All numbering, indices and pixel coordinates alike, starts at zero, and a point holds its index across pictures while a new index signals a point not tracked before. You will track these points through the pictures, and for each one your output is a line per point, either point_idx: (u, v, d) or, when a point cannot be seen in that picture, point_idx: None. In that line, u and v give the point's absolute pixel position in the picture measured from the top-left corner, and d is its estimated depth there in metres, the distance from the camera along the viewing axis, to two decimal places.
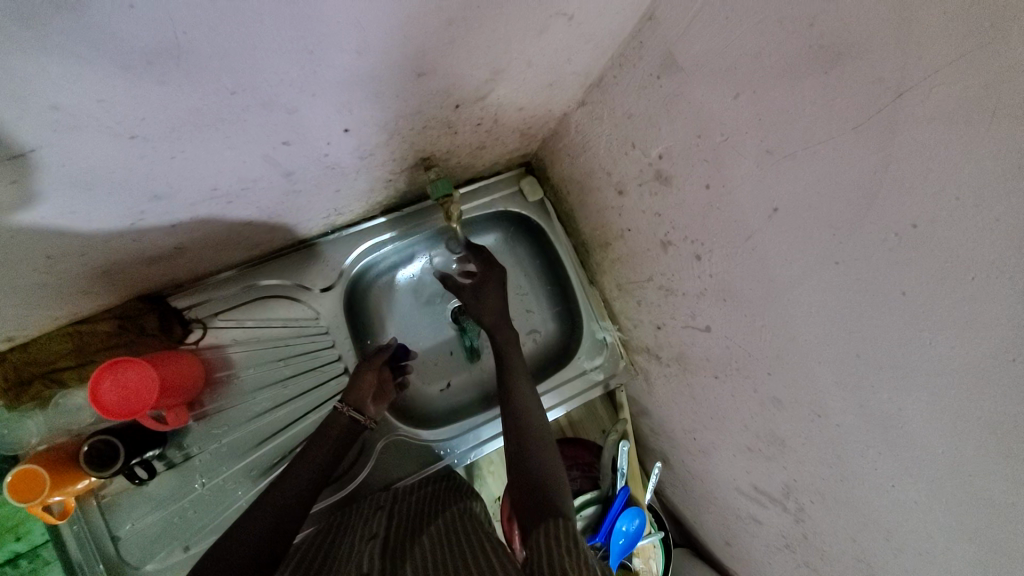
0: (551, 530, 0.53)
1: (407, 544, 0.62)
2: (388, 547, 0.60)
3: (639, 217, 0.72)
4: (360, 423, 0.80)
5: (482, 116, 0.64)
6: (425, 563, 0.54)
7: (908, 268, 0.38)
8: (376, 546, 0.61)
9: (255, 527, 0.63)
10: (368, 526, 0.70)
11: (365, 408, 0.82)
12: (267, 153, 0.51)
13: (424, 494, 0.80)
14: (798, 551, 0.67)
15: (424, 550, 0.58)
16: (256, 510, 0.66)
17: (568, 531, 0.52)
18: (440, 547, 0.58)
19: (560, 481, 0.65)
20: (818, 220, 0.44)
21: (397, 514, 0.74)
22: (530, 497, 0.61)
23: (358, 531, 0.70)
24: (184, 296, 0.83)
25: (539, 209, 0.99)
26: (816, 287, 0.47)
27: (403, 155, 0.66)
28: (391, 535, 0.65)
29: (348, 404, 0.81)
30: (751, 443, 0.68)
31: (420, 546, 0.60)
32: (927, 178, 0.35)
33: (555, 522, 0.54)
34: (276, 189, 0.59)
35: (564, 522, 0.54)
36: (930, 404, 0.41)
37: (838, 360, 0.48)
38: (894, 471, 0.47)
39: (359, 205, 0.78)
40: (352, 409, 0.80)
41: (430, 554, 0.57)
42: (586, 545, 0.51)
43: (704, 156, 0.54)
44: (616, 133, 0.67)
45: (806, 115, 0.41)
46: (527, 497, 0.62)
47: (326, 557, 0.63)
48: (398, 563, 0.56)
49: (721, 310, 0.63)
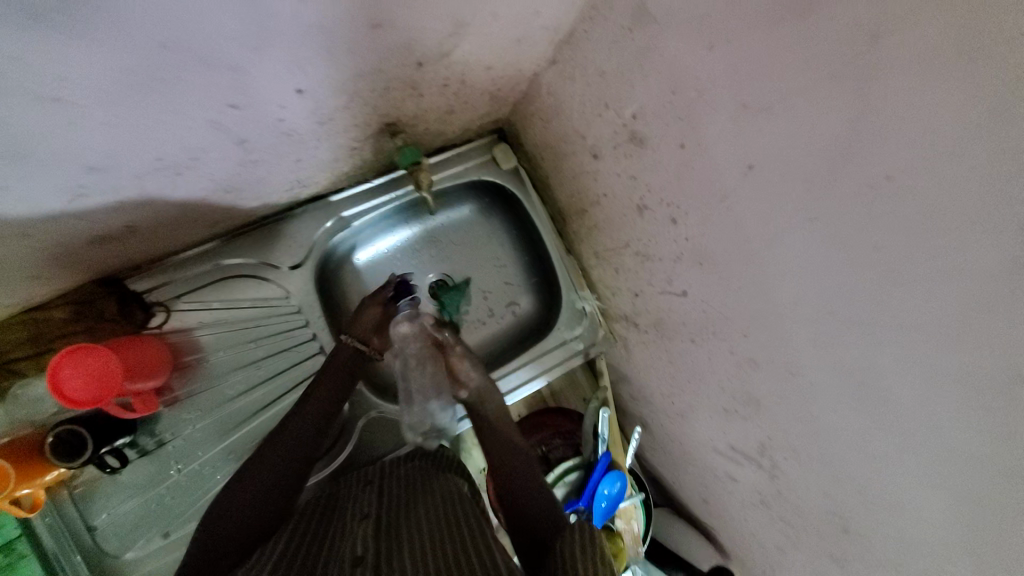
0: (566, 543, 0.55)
1: (401, 522, 0.62)
2: (381, 527, 0.60)
3: (614, 181, 0.70)
4: (366, 353, 0.83)
5: (448, 76, 0.60)
6: (423, 549, 0.54)
7: (880, 221, 0.38)
8: (369, 525, 0.61)
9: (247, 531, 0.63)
10: (359, 504, 0.70)
11: (370, 339, 0.84)
12: (215, 118, 0.47)
13: (411, 466, 0.81)
14: (773, 505, 0.70)
15: (419, 532, 0.58)
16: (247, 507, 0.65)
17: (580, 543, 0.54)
18: (437, 529, 0.59)
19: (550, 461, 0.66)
20: (792, 176, 0.43)
21: (387, 488, 0.73)
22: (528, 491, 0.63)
23: (351, 507, 0.70)
24: (142, 279, 0.79)
25: (515, 178, 0.96)
26: (791, 246, 0.47)
27: (366, 121, 0.62)
28: (384, 513, 0.65)
29: (353, 334, 0.82)
30: (727, 404, 0.70)
31: (413, 525, 0.60)
32: (902, 127, 0.34)
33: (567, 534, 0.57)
34: (230, 158, 0.55)
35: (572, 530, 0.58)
36: (901, 358, 0.42)
37: (811, 318, 0.49)
38: (864, 424, 0.49)
39: (324, 176, 0.74)
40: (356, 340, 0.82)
41: (425, 538, 0.57)
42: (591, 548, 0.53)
43: (678, 114, 0.52)
44: (590, 94, 0.65)
45: (781, 64, 0.40)
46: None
47: (318, 537, 0.63)
48: (395, 545, 0.56)
49: (697, 274, 0.63)
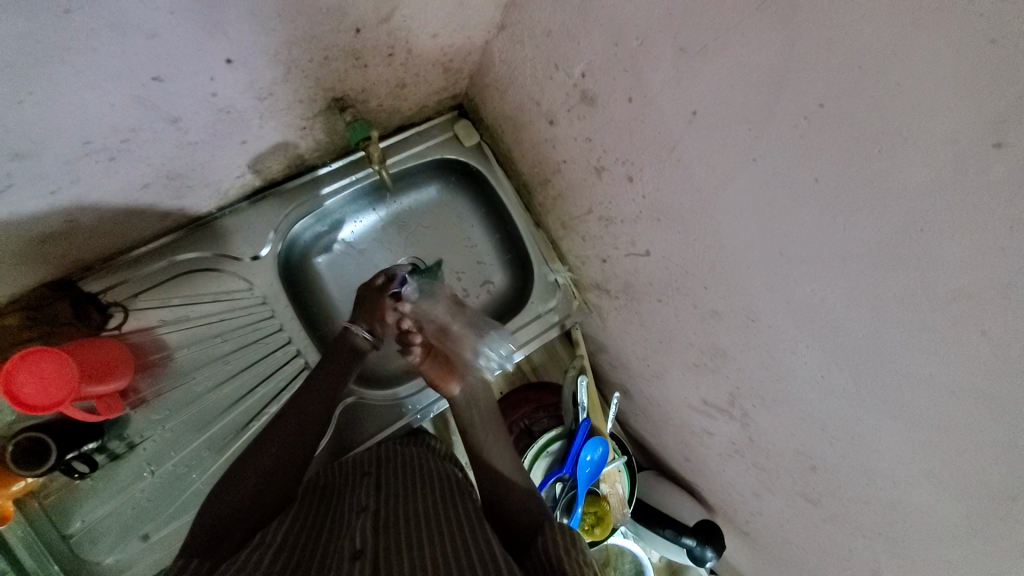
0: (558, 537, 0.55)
1: (399, 515, 0.61)
2: (380, 522, 0.59)
3: (571, 145, 0.69)
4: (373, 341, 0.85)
5: (392, 43, 0.59)
6: (425, 548, 0.53)
7: (817, 151, 0.38)
8: (369, 519, 0.60)
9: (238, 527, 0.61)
10: (357, 495, 0.68)
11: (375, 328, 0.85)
12: (139, 93, 0.45)
13: (409, 457, 0.80)
14: (747, 454, 0.72)
15: (419, 530, 0.57)
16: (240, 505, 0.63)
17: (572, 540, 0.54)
18: (438, 529, 0.58)
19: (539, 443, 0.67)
20: (734, 117, 0.43)
21: (383, 479, 0.73)
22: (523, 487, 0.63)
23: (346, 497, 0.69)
24: (96, 280, 0.77)
25: (477, 154, 0.95)
26: (739, 190, 0.47)
27: (310, 96, 0.61)
28: (382, 504, 0.65)
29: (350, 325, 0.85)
30: (697, 359, 0.71)
31: (412, 520, 0.60)
32: (830, 51, 0.34)
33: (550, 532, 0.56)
34: (168, 139, 0.53)
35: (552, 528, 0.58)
36: (848, 290, 0.43)
37: (764, 261, 0.49)
38: (820, 361, 0.50)
39: (277, 160, 0.72)
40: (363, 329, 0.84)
41: (427, 536, 0.56)
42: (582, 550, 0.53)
43: (624, 66, 0.52)
44: (539, 56, 0.64)
45: (714, 1, 0.39)
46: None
47: (317, 525, 0.61)
48: (394, 541, 0.55)
49: (657, 231, 0.63)
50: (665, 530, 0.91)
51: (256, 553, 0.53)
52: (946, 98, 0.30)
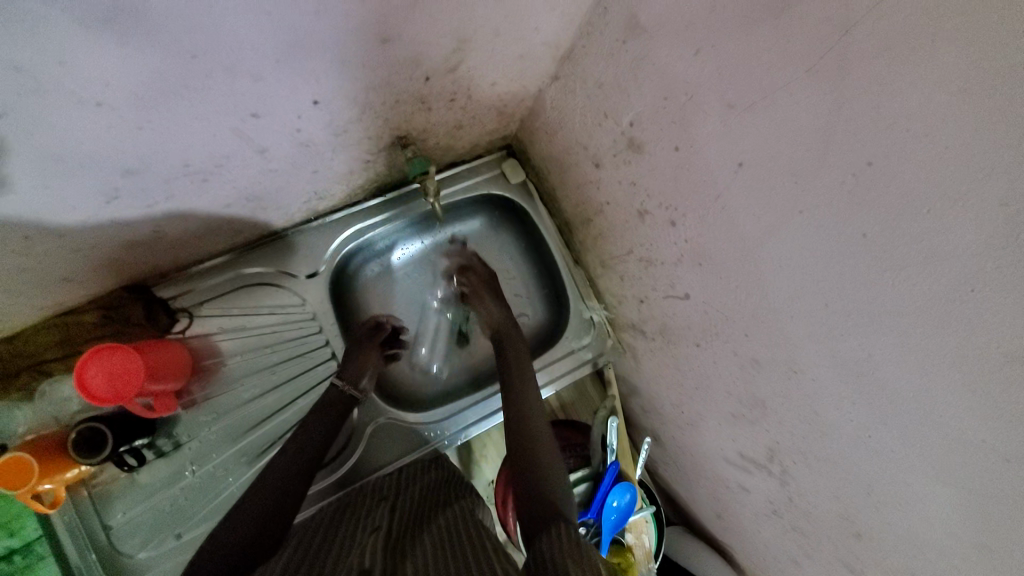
0: (556, 536, 0.54)
1: (409, 539, 0.61)
2: (390, 543, 0.60)
3: (616, 189, 0.72)
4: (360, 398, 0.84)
5: (455, 90, 0.64)
6: (429, 568, 0.53)
7: (867, 208, 0.39)
8: (379, 539, 0.61)
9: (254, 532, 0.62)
10: (371, 517, 0.69)
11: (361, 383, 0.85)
12: (236, 126, 0.51)
13: (426, 484, 0.80)
14: (786, 515, 0.69)
15: (427, 551, 0.58)
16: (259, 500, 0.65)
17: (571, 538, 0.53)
18: (445, 548, 0.58)
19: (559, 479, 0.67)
20: (780, 170, 0.45)
21: (399, 505, 0.73)
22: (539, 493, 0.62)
23: (359, 521, 0.69)
24: (168, 287, 0.84)
25: (523, 192, 1.00)
26: (784, 240, 0.48)
27: (378, 134, 0.67)
28: (394, 527, 0.65)
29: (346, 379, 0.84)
30: (735, 409, 0.70)
31: (421, 544, 0.60)
32: (878, 113, 0.35)
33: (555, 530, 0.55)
34: (252, 166, 0.60)
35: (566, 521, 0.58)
36: (898, 347, 0.42)
37: (808, 312, 0.49)
38: (867, 420, 0.49)
39: (340, 189, 0.79)
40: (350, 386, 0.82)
41: (432, 555, 0.56)
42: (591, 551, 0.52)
43: (672, 118, 0.55)
44: (590, 105, 0.68)
45: (763, 63, 0.42)
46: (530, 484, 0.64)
47: (330, 545, 0.63)
48: (401, 562, 0.55)
49: (698, 276, 0.64)
50: None
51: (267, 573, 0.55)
52: (993, 164, 0.30)
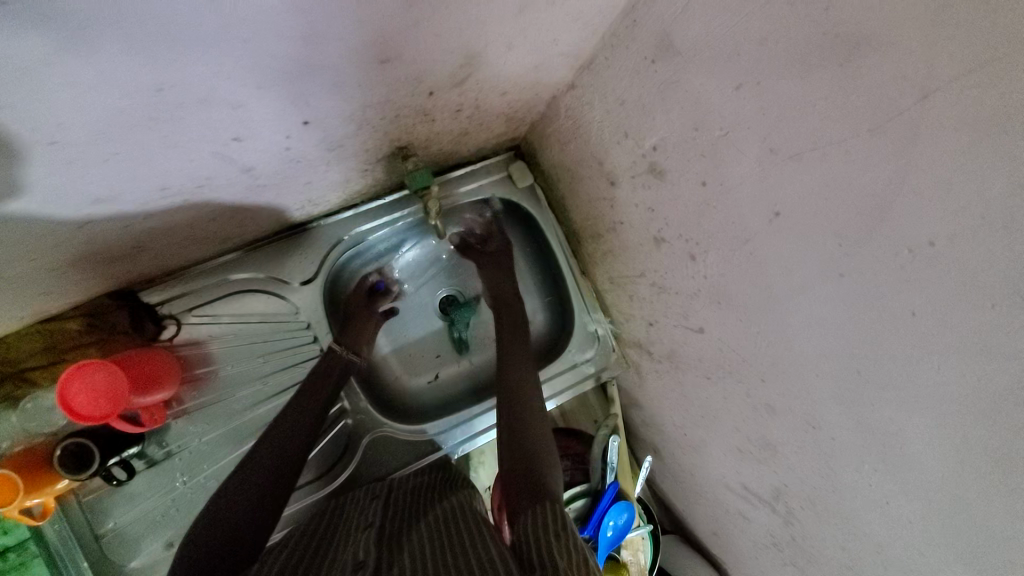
0: (545, 532, 0.53)
1: (404, 535, 0.60)
2: (384, 538, 0.59)
3: (631, 210, 0.67)
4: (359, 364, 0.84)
5: (462, 101, 0.58)
6: (424, 556, 0.53)
7: (920, 289, 0.35)
8: (372, 536, 0.60)
9: (246, 531, 0.60)
10: (363, 518, 0.68)
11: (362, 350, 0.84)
12: (217, 150, 0.46)
13: (420, 485, 0.78)
14: (786, 551, 0.68)
15: (421, 540, 0.57)
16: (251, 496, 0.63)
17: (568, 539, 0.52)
18: (437, 537, 0.58)
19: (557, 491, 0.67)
20: (822, 228, 0.40)
21: (392, 505, 0.72)
22: (530, 491, 0.62)
23: (354, 521, 0.68)
24: (154, 292, 0.80)
25: (530, 195, 0.94)
26: (817, 298, 0.44)
27: (376, 146, 0.61)
28: (388, 526, 0.64)
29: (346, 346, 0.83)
30: (742, 445, 0.67)
31: (415, 537, 0.59)
32: (949, 194, 0.31)
33: (539, 510, 0.57)
34: (237, 184, 0.55)
35: (556, 507, 0.58)
36: (936, 430, 0.39)
37: (836, 374, 0.46)
38: (888, 489, 0.46)
39: (335, 196, 0.74)
40: (351, 351, 0.82)
41: (425, 546, 0.56)
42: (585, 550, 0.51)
43: (701, 151, 0.49)
44: (608, 120, 0.62)
45: (817, 112, 0.37)
46: (523, 485, 0.63)
47: (321, 549, 0.61)
48: (396, 554, 0.55)
49: (715, 313, 0.60)
50: None
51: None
52: None
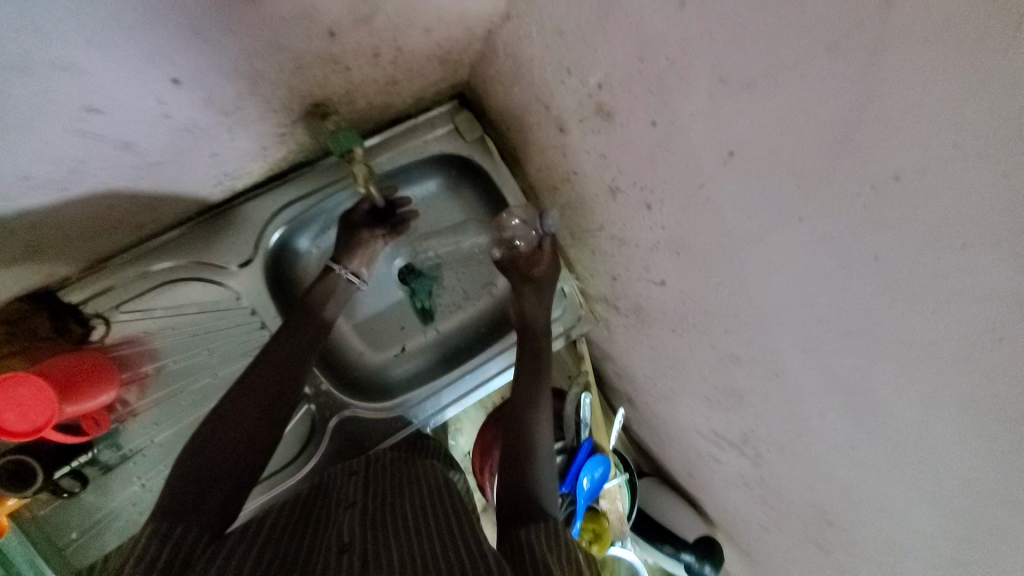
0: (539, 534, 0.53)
1: (388, 514, 0.60)
2: (369, 518, 0.59)
3: (583, 158, 0.61)
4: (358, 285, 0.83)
5: (376, 43, 0.51)
6: (412, 543, 0.52)
7: (883, 231, 0.31)
8: (355, 516, 0.60)
9: (221, 487, 0.58)
10: (342, 495, 0.68)
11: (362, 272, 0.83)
12: (78, 126, 0.40)
13: (399, 458, 0.78)
14: (756, 489, 0.69)
15: (405, 524, 0.57)
16: (231, 461, 0.60)
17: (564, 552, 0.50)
18: (423, 523, 0.57)
19: (540, 458, 0.67)
20: (780, 166, 0.36)
21: (373, 479, 0.71)
22: (517, 503, 0.61)
23: (336, 498, 0.68)
24: (73, 290, 0.72)
25: (481, 149, 0.87)
26: (777, 245, 0.40)
27: (286, 104, 0.53)
28: (370, 502, 0.64)
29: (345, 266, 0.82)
30: (710, 393, 0.66)
31: (398, 515, 0.59)
32: (917, 118, 0.26)
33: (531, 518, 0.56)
34: (124, 163, 0.47)
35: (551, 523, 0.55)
36: (899, 375, 0.37)
37: (798, 324, 0.43)
38: (851, 432, 0.45)
39: (258, 167, 0.65)
40: (351, 273, 0.81)
41: (410, 532, 0.55)
42: (572, 551, 0.51)
43: (647, 85, 0.43)
44: (550, 56, 0.55)
45: (768, 27, 0.31)
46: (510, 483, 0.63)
47: (302, 523, 0.61)
48: (382, 537, 0.54)
49: (675, 264, 0.57)
50: (664, 546, 0.91)
51: (238, 546, 0.52)
52: None
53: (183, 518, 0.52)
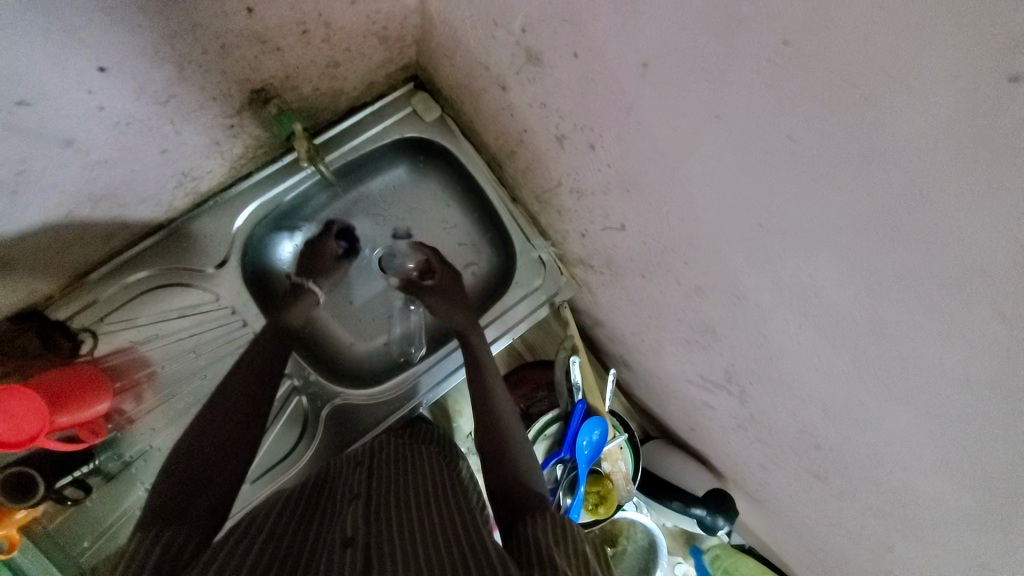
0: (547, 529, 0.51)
1: (393, 506, 0.58)
2: (372, 509, 0.57)
3: (528, 113, 0.61)
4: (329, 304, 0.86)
5: (302, 18, 0.52)
6: (418, 539, 0.51)
7: (791, 105, 0.31)
8: (359, 508, 0.58)
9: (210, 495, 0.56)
10: (348, 488, 0.66)
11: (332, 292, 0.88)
12: (8, 121, 0.41)
13: (404, 446, 0.77)
14: (750, 430, 0.67)
15: (410, 519, 0.55)
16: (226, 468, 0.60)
17: (571, 549, 0.48)
18: (427, 518, 0.56)
19: None
20: (689, 66, 0.35)
21: (378, 469, 0.70)
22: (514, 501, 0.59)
23: (342, 491, 0.66)
24: (59, 308, 0.75)
25: (442, 128, 0.88)
26: (707, 153, 0.39)
27: (224, 91, 0.56)
28: (375, 494, 0.62)
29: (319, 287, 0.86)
30: (688, 336, 0.66)
31: (406, 510, 0.57)
32: None
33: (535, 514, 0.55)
34: (70, 162, 0.50)
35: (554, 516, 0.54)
36: (840, 265, 0.36)
37: (744, 236, 0.42)
38: (815, 341, 0.44)
39: (217, 164, 0.67)
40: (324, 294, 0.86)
41: (414, 526, 0.54)
42: (581, 547, 0.49)
43: (562, 15, 0.44)
44: (477, 11, 0.55)
45: None
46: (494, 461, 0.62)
47: (307, 521, 0.59)
48: (388, 530, 0.52)
49: (628, 203, 0.56)
50: (672, 502, 0.89)
51: (237, 547, 0.50)
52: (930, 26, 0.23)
53: (174, 526, 0.51)
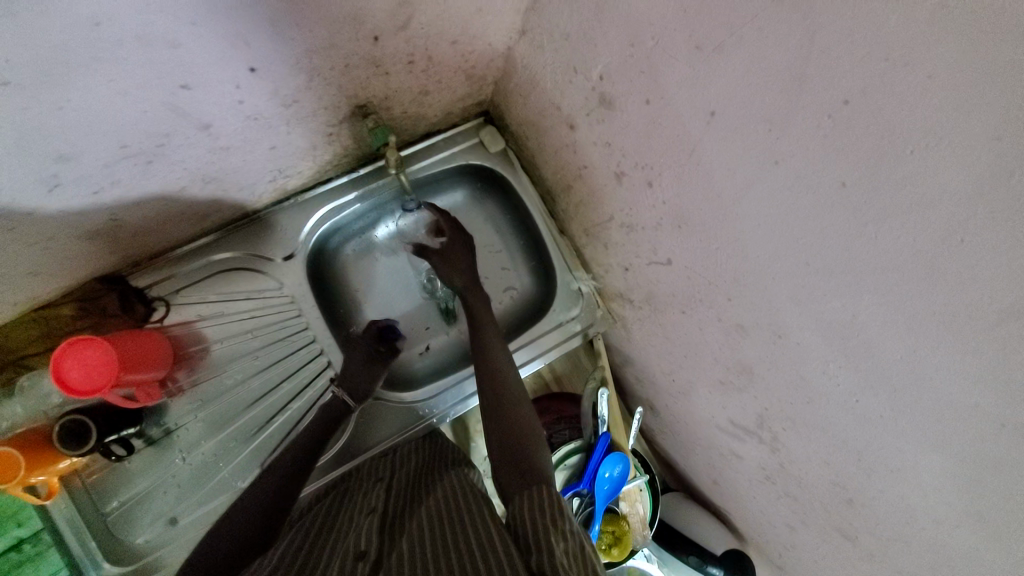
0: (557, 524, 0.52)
1: (407, 520, 0.59)
2: (385, 524, 0.58)
3: (592, 151, 0.68)
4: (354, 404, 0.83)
5: (412, 51, 0.61)
6: (428, 544, 0.52)
7: (843, 153, 0.35)
8: (373, 521, 0.60)
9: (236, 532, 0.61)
10: (365, 501, 0.67)
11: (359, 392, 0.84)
12: (167, 100, 0.49)
13: (422, 459, 0.79)
14: (778, 482, 0.67)
15: (423, 522, 0.56)
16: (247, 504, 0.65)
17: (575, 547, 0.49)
18: (438, 516, 0.57)
19: None
20: (752, 116, 0.41)
21: (395, 483, 0.71)
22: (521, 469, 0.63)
23: (359, 503, 0.68)
24: (141, 276, 0.82)
25: (503, 160, 0.96)
26: (763, 193, 0.44)
27: (335, 103, 0.64)
28: (390, 509, 0.63)
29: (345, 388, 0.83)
30: (722, 376, 0.67)
31: (419, 515, 0.59)
32: (853, 41, 0.31)
33: (537, 494, 0.56)
34: (198, 143, 0.58)
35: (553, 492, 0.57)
36: (882, 306, 0.38)
37: (790, 274, 0.46)
38: (853, 383, 0.46)
39: (306, 166, 0.75)
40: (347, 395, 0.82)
41: (425, 528, 0.55)
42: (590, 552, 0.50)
43: (640, 67, 0.50)
44: (559, 60, 0.63)
45: None
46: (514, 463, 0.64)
47: (321, 536, 0.61)
48: (397, 542, 0.54)
49: (678, 240, 0.60)
50: (689, 557, 0.88)
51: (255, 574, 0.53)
52: (973, 95, 0.27)
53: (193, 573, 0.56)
